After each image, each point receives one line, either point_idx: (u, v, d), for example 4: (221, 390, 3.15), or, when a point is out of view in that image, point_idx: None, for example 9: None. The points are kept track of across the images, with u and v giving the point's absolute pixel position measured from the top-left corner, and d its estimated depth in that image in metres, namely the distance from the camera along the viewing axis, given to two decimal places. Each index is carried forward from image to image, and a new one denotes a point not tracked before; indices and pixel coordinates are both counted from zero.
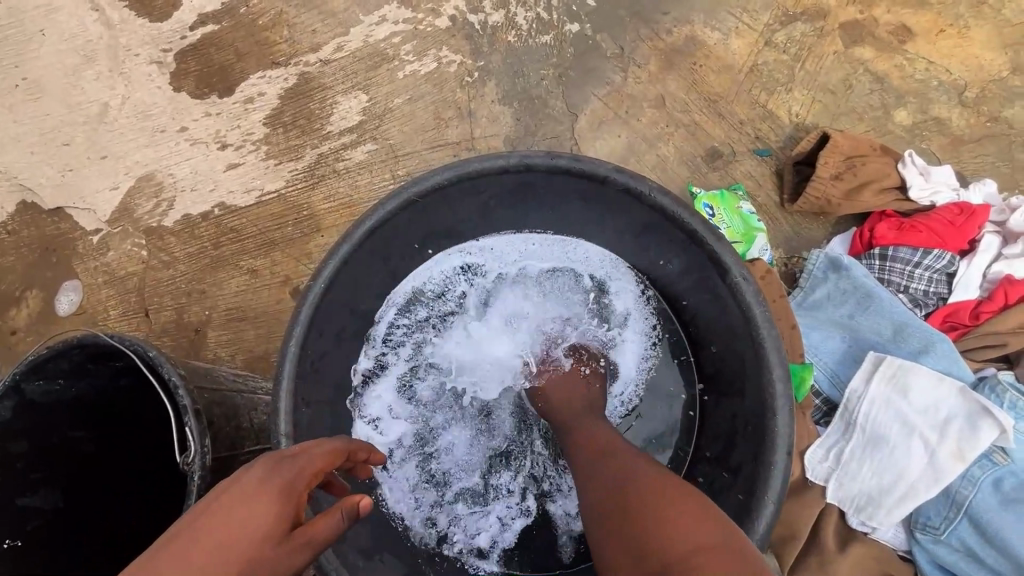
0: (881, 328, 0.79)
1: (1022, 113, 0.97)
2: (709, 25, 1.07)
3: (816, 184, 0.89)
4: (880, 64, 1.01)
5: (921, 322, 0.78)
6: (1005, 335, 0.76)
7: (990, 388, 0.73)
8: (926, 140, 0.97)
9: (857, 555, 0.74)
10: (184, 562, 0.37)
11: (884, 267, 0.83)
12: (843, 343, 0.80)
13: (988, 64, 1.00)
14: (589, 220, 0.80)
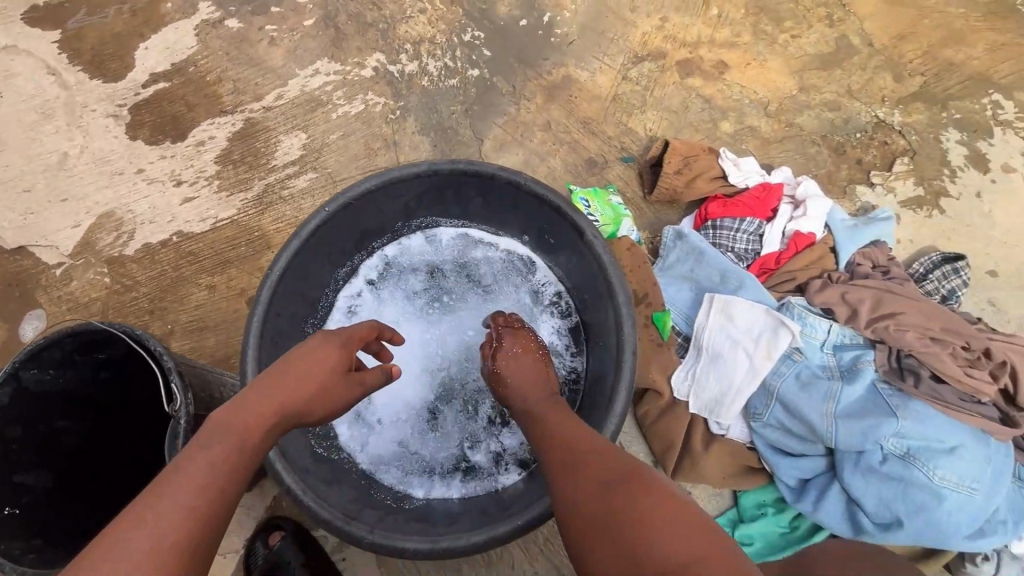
0: (712, 277, 1.04)
1: (809, 119, 1.30)
2: (578, 66, 1.37)
3: (664, 179, 1.18)
4: (707, 90, 1.34)
5: (739, 267, 1.04)
6: (794, 272, 1.05)
7: (787, 309, 0.99)
8: (744, 143, 1.29)
9: (715, 451, 0.97)
10: (286, 380, 0.71)
11: (714, 234, 1.11)
12: (691, 292, 1.06)
13: (783, 85, 1.34)
14: (490, 211, 1.03)
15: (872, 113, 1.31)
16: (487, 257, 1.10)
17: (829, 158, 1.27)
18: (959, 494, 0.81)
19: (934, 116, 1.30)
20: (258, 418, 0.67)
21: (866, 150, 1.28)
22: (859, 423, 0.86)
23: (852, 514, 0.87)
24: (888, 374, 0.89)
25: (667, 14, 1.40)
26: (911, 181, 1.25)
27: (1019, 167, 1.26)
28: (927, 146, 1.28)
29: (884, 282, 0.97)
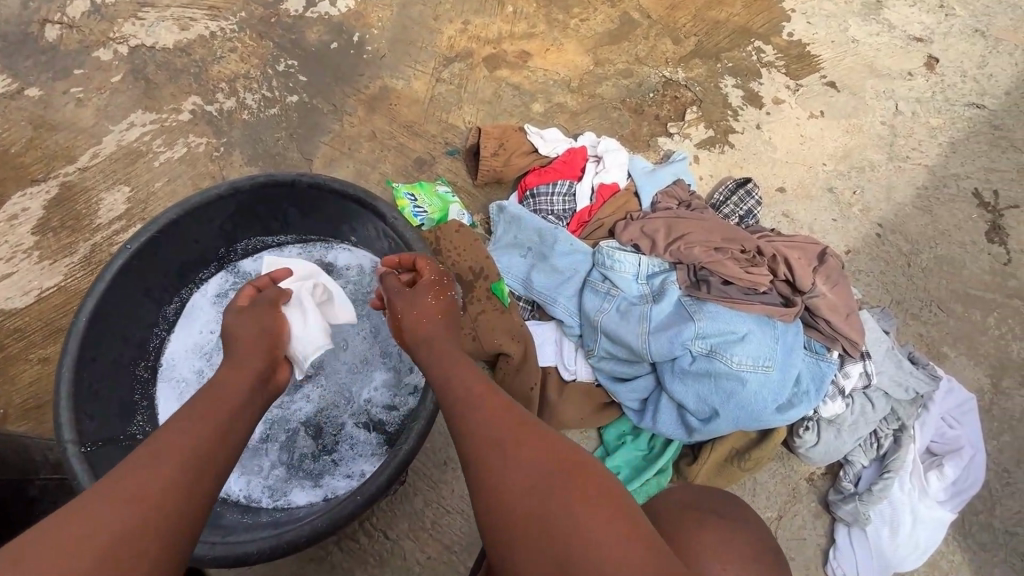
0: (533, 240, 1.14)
1: (607, 89, 1.44)
2: (394, 76, 1.44)
3: (484, 162, 1.25)
4: (515, 78, 1.45)
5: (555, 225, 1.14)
6: (605, 220, 1.17)
7: (600, 253, 1.08)
8: (556, 119, 1.41)
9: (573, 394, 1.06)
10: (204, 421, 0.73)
11: (533, 201, 1.20)
12: (520, 258, 1.15)
13: (580, 63, 1.47)
14: (311, 221, 1.07)
15: (661, 73, 1.46)
16: (322, 266, 1.12)
17: (630, 118, 1.41)
18: (757, 374, 0.95)
19: (712, 68, 1.47)
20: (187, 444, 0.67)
21: (661, 106, 1.42)
22: (666, 335, 0.97)
23: (683, 416, 0.98)
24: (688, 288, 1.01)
25: (468, 17, 1.51)
26: (702, 126, 1.40)
27: (787, 98, 1.45)
28: (710, 93, 1.44)
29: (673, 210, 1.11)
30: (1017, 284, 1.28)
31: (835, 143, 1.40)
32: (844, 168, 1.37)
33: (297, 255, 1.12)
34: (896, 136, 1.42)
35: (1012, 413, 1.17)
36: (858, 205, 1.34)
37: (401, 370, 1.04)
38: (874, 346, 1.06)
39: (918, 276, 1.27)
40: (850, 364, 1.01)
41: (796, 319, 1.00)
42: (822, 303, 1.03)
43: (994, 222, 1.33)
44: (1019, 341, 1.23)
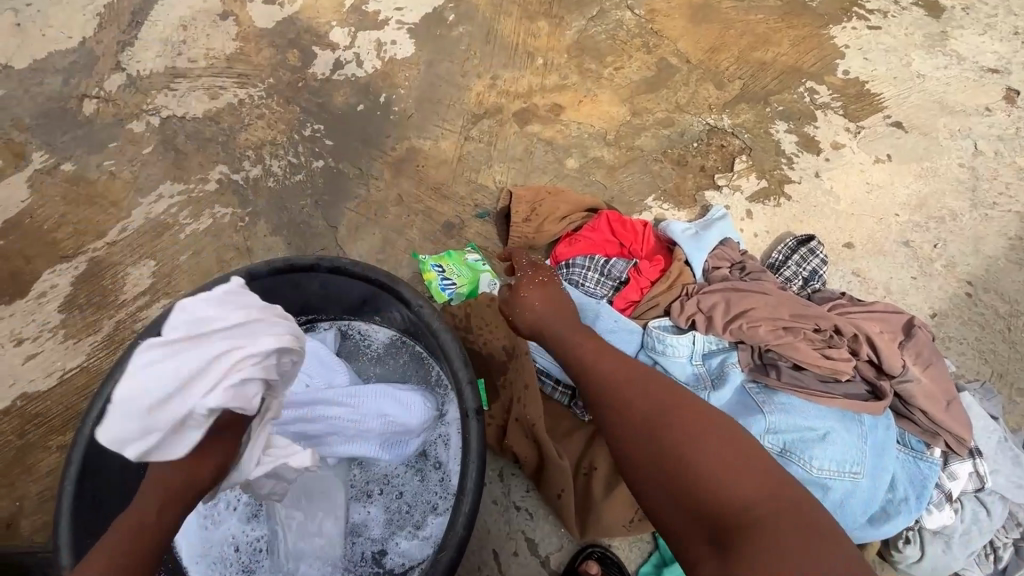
0: None
1: (646, 140, 1.35)
2: (421, 136, 1.39)
3: (514, 230, 1.18)
4: (547, 133, 1.37)
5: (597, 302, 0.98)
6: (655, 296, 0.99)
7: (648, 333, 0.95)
8: (592, 175, 1.32)
9: (622, 498, 0.95)
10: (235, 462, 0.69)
11: (570, 273, 1.07)
12: None
13: (616, 114, 1.39)
14: (335, 303, 0.99)
15: (704, 121, 1.36)
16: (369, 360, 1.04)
17: (673, 171, 1.30)
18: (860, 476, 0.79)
19: (761, 112, 1.36)
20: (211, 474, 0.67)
21: (706, 157, 1.32)
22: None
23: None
24: (753, 372, 0.87)
25: (496, 72, 1.46)
26: (753, 176, 1.28)
27: (848, 142, 1.32)
28: (760, 141, 1.33)
29: (732, 283, 0.98)
30: None
31: (907, 190, 1.25)
32: (920, 218, 1.22)
33: (344, 338, 1.04)
34: (978, 179, 1.26)
35: None
36: (940, 260, 1.18)
37: (414, 514, 0.94)
38: (984, 440, 0.90)
39: (1021, 342, 1.10)
40: (957, 463, 0.85)
41: (887, 412, 0.84)
42: (917, 392, 0.87)
43: None
44: None
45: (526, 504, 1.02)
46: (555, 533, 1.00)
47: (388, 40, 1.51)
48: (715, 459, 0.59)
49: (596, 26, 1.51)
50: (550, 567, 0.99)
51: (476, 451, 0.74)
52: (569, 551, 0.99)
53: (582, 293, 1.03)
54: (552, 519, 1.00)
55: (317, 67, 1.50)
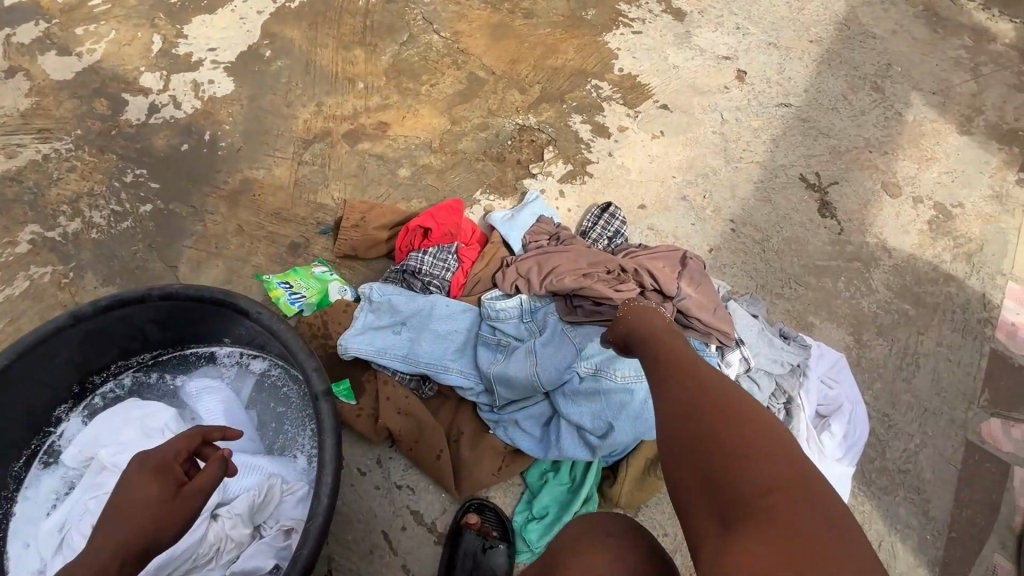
0: (411, 304, 1.12)
1: (467, 143, 1.52)
2: (253, 167, 1.43)
3: (342, 236, 1.29)
4: (377, 148, 1.49)
5: (431, 298, 1.13)
6: (479, 275, 1.19)
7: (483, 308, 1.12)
8: (424, 180, 1.45)
9: (486, 449, 1.08)
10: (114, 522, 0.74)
11: (404, 269, 1.17)
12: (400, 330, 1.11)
13: (438, 125, 1.54)
14: (212, 334, 1.02)
15: (513, 122, 1.57)
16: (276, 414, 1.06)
17: (494, 167, 1.49)
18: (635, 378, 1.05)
19: (559, 109, 1.60)
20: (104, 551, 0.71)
21: (520, 152, 1.52)
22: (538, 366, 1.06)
23: (584, 438, 1.03)
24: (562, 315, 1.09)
25: (321, 99, 1.55)
26: (560, 163, 1.51)
27: (630, 125, 1.60)
28: (561, 133, 1.56)
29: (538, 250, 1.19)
30: (852, 249, 1.45)
31: (678, 157, 1.56)
32: (691, 176, 1.53)
33: (261, 386, 1.07)
34: (727, 141, 1.60)
35: (877, 361, 1.30)
36: (710, 207, 1.48)
37: None
38: (746, 332, 1.16)
39: (773, 258, 1.42)
40: (730, 353, 1.10)
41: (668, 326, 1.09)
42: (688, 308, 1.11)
43: (822, 200, 1.53)
44: (867, 298, 1.38)
45: (406, 480, 1.11)
46: (437, 500, 1.09)
47: (206, 80, 1.54)
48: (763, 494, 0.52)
49: (408, 49, 1.67)
50: (437, 530, 1.07)
51: (331, 475, 0.80)
52: (452, 511, 1.09)
53: (408, 290, 1.15)
54: (432, 488, 1.10)
55: (131, 113, 1.48)
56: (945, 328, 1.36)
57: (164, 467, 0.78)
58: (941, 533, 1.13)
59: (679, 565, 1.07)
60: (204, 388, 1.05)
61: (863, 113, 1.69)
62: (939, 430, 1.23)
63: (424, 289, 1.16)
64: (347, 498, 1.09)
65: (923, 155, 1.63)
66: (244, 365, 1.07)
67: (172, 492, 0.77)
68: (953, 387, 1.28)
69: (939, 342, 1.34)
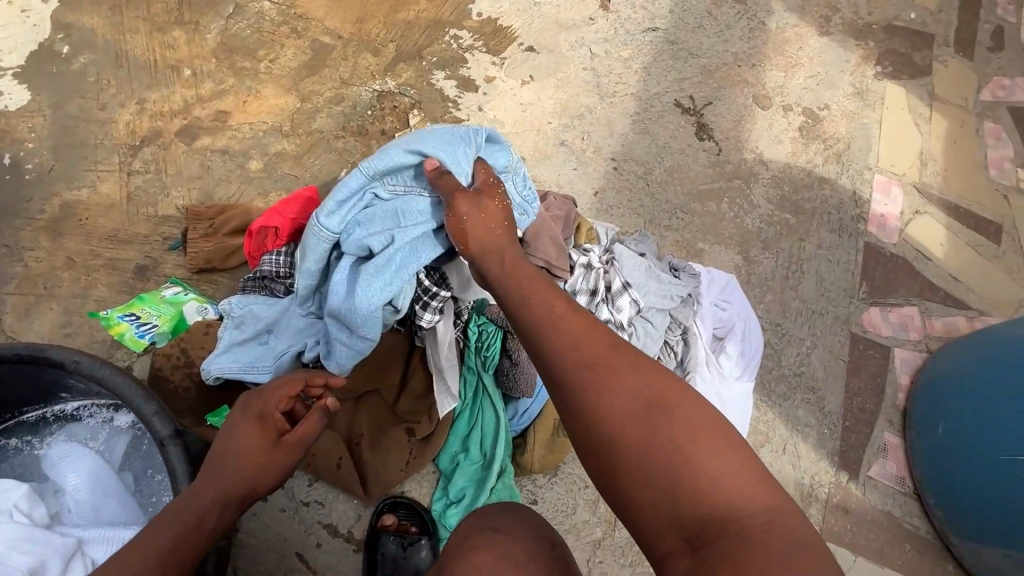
0: (272, 314, 1.01)
1: (323, 121, 1.38)
2: (73, 187, 1.24)
3: (191, 247, 1.16)
4: (219, 142, 1.32)
5: (292, 301, 1.01)
6: None
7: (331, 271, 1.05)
8: (280, 169, 1.31)
9: (389, 448, 1.03)
10: (225, 463, 0.74)
11: (261, 275, 1.04)
12: (265, 345, 1.01)
13: (286, 105, 1.39)
14: (51, 391, 0.90)
15: (371, 89, 1.43)
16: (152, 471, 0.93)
17: (356, 142, 1.36)
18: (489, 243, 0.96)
19: (418, 68, 1.48)
20: (209, 497, 0.72)
21: (382, 121, 1.40)
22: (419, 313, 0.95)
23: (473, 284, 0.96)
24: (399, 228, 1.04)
25: (142, 94, 1.35)
26: (428, 126, 1.41)
27: (497, 73, 1.50)
28: (425, 93, 1.45)
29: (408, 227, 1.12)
30: (732, 168, 1.46)
31: (551, 100, 1.49)
32: (567, 119, 1.46)
33: (133, 441, 0.95)
34: (600, 76, 1.54)
35: (765, 275, 1.33)
36: (589, 148, 1.43)
37: None
38: (633, 273, 1.15)
39: (658, 191, 1.40)
40: (619, 298, 1.10)
41: None
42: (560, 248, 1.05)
43: (699, 123, 1.51)
44: (750, 214, 1.40)
45: (312, 496, 1.04)
46: (349, 509, 1.04)
47: None
48: (715, 474, 0.55)
49: (237, 22, 1.47)
50: (354, 539, 1.02)
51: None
52: (367, 516, 1.04)
53: (268, 299, 1.03)
54: (342, 497, 1.05)
55: None
56: (824, 231, 1.41)
57: (266, 416, 0.79)
58: (837, 425, 1.20)
59: (604, 512, 1.08)
60: (67, 454, 0.93)
61: (728, 27, 1.67)
62: (827, 329, 1.29)
63: (287, 292, 1.03)
64: (251, 528, 1.01)
65: (789, 62, 1.64)
66: (112, 423, 0.95)
67: (274, 441, 0.79)
68: (835, 286, 1.34)
69: (819, 246, 1.39)
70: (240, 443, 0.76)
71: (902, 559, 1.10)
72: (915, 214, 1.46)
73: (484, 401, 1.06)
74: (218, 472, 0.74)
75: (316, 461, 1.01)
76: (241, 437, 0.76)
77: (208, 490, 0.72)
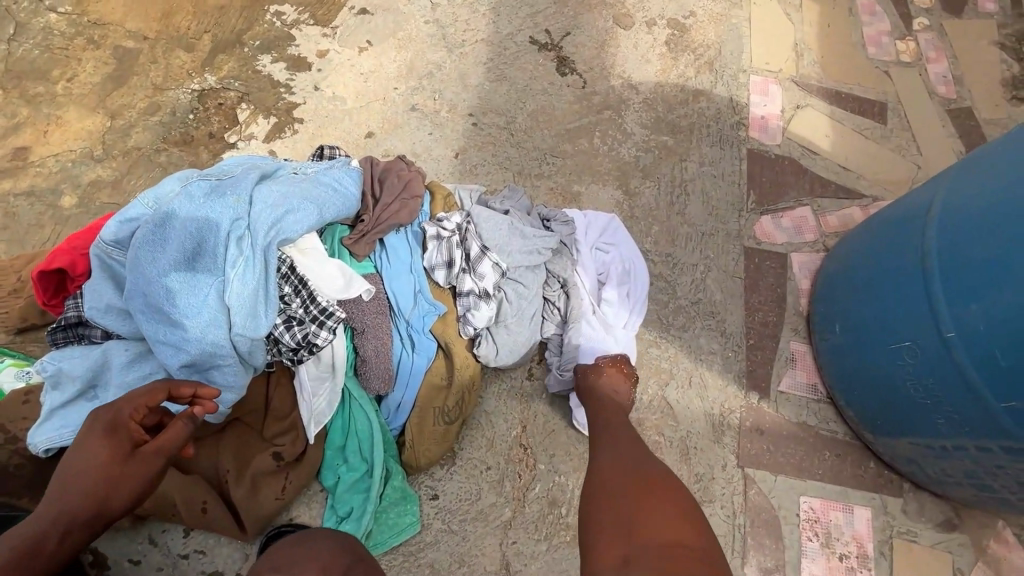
0: (85, 368, 0.89)
1: (139, 136, 1.23)
2: None
3: (2, 306, 1.03)
4: (24, 184, 1.17)
5: (104, 347, 0.89)
6: None
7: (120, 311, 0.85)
8: (98, 199, 1.17)
9: (260, 480, 0.94)
10: (69, 484, 0.67)
11: (70, 324, 0.92)
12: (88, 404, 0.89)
13: (94, 126, 1.23)
14: None
15: (190, 90, 1.28)
16: None
17: (181, 152, 1.22)
18: (297, 205, 0.89)
19: (241, 56, 1.33)
20: (44, 519, 0.65)
21: (208, 123, 1.25)
22: (255, 308, 0.83)
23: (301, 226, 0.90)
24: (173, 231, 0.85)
25: None
26: (260, 119, 1.27)
27: (330, 46, 1.36)
28: (252, 83, 1.30)
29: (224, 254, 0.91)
30: (600, 99, 1.36)
31: (395, 64, 1.36)
32: (415, 81, 1.34)
33: None
34: (444, 27, 1.41)
35: (648, 206, 1.25)
36: (444, 108, 1.32)
37: None
38: (495, 233, 1.05)
39: (523, 139, 1.30)
40: (479, 265, 1.01)
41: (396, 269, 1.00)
42: (385, 212, 1.04)
43: (558, 57, 1.40)
44: (625, 144, 1.31)
45: (192, 546, 0.96)
46: (234, 550, 0.96)
47: None
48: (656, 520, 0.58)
49: (22, 44, 1.29)
50: None
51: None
52: (254, 554, 0.96)
53: (84, 348, 0.91)
54: (225, 539, 0.96)
55: None
56: (704, 146, 1.33)
57: (119, 425, 0.72)
58: (742, 345, 1.14)
59: (510, 490, 1.02)
60: None
61: None
62: (720, 248, 1.22)
63: (105, 335, 0.92)
64: None
65: None
66: None
67: (128, 452, 0.71)
68: (723, 202, 1.27)
69: (702, 163, 1.31)
70: (82, 459, 0.68)
71: (824, 467, 1.07)
72: (796, 109, 1.39)
73: (352, 405, 0.97)
74: (61, 493, 0.67)
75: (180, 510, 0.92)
76: (87, 454, 0.69)
77: (50, 514, 0.66)
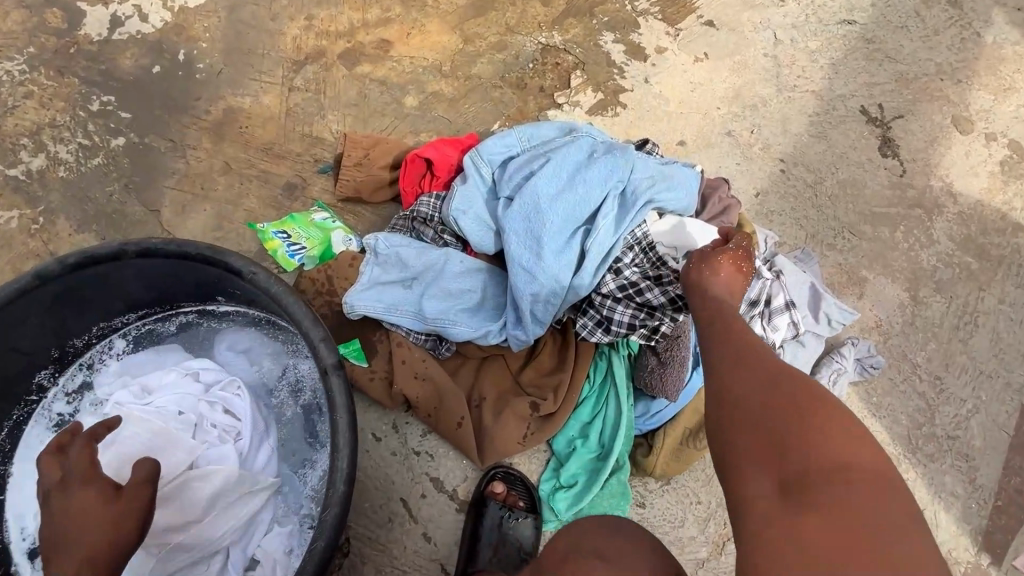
0: (422, 259, 0.99)
1: (483, 67, 1.32)
2: (237, 94, 1.24)
3: (343, 173, 1.14)
4: (379, 72, 1.29)
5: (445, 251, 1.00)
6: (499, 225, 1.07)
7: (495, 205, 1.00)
8: (434, 110, 1.27)
9: (510, 416, 0.99)
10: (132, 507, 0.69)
11: (413, 216, 1.04)
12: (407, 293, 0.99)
13: (448, 44, 1.33)
14: (205, 294, 0.90)
15: (535, 41, 1.35)
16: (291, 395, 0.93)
17: (514, 95, 1.30)
18: (661, 187, 0.99)
19: (588, 26, 1.37)
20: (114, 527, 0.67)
21: (543, 77, 1.32)
22: (596, 262, 0.94)
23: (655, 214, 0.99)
24: (559, 158, 0.98)
25: (311, 11, 1.32)
26: (589, 91, 1.32)
27: (669, 45, 1.38)
28: (591, 54, 1.35)
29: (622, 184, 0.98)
30: (915, 194, 1.30)
31: (724, 84, 1.36)
32: (738, 108, 1.34)
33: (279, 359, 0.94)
34: (780, 66, 1.39)
35: (932, 321, 1.19)
36: (758, 144, 1.31)
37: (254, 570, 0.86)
38: (797, 292, 1.06)
39: (826, 204, 1.27)
40: (779, 316, 1.00)
41: None
42: None
43: (884, 136, 1.35)
44: (927, 250, 1.25)
45: (424, 447, 1.03)
46: (459, 467, 1.02)
47: None
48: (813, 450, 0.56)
49: None
50: (458, 498, 1.01)
51: (346, 461, 0.72)
52: (475, 480, 1.02)
53: (416, 242, 1.01)
54: (454, 454, 1.03)
55: (89, 27, 1.27)
56: (1009, 285, 1.23)
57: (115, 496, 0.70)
58: (988, 502, 1.08)
59: (713, 533, 1.02)
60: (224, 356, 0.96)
61: (936, 32, 1.46)
62: (994, 395, 1.14)
63: (435, 239, 1.02)
64: (363, 464, 1.01)
65: (1000, 84, 1.43)
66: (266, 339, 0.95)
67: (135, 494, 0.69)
68: (1013, 349, 1.18)
69: (1001, 301, 1.22)
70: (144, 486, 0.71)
71: None
72: None
73: (611, 390, 1.01)
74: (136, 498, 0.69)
75: (437, 414, 0.99)
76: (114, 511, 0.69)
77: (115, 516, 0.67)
